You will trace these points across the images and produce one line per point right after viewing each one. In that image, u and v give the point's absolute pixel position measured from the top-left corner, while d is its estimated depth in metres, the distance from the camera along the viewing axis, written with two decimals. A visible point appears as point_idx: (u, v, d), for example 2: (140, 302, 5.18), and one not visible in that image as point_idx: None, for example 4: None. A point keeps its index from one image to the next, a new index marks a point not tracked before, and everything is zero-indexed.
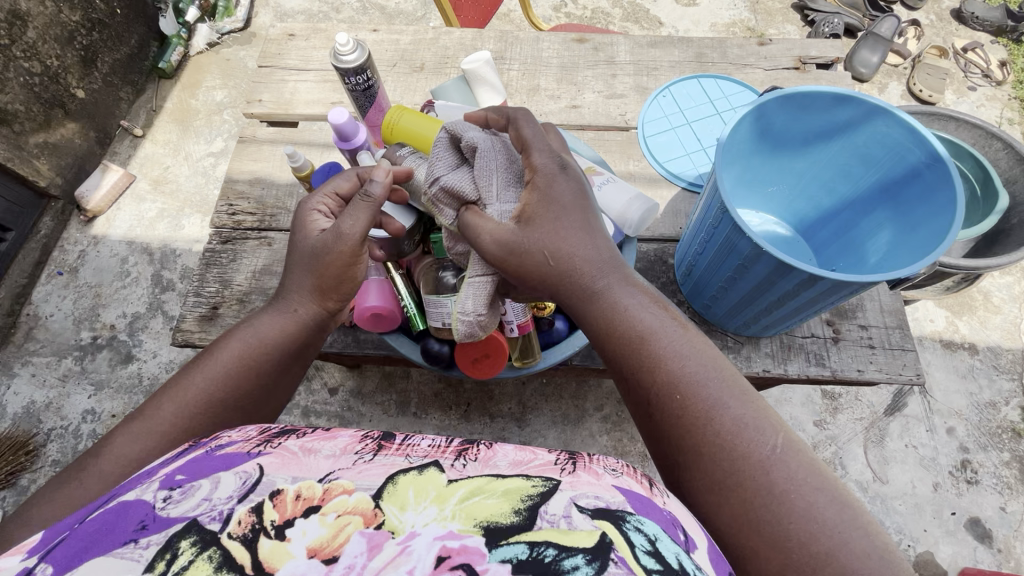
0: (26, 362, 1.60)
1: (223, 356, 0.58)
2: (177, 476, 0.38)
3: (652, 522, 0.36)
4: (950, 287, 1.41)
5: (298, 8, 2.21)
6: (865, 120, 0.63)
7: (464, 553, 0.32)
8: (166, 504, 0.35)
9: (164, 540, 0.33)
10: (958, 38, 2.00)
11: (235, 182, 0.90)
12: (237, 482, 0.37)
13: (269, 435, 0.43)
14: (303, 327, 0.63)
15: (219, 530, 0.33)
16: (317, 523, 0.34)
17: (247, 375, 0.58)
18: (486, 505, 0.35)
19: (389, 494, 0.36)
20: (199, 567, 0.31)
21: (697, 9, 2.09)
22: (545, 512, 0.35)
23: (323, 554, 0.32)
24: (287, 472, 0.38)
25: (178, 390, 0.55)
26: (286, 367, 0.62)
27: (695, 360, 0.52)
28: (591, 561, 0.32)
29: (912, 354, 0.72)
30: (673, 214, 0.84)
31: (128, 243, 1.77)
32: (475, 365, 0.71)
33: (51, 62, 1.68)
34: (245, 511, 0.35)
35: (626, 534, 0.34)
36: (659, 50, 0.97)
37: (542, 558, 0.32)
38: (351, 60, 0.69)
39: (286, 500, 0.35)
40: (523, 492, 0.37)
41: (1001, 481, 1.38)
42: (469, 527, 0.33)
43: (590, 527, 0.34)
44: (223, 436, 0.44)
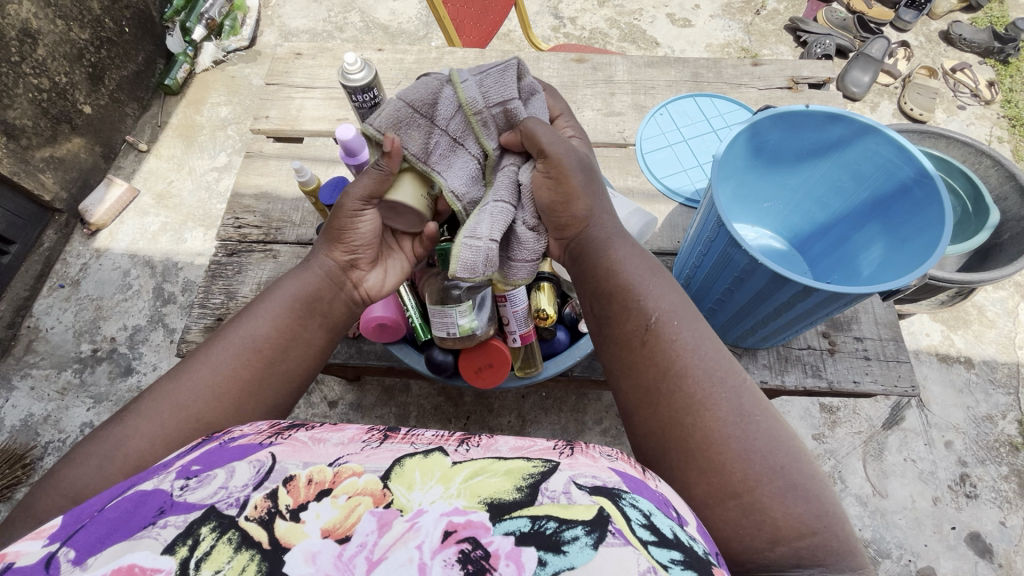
0: (25, 375, 1.60)
1: (251, 314, 0.59)
2: (193, 467, 0.40)
3: (646, 499, 0.38)
4: (945, 301, 1.43)
5: (303, 27, 2.26)
6: (857, 138, 0.66)
7: (470, 527, 0.34)
8: (184, 491, 0.37)
9: (186, 525, 0.34)
10: (947, 58, 2.05)
11: (241, 196, 0.92)
12: (251, 470, 0.38)
13: (278, 428, 0.45)
14: (321, 283, 0.63)
15: (237, 514, 0.35)
16: (329, 506, 0.36)
17: (269, 331, 0.58)
18: (490, 483, 0.37)
19: (398, 474, 0.38)
20: (220, 551, 0.33)
21: (691, 30, 2.14)
22: (546, 488, 0.37)
23: (336, 534, 0.34)
24: (298, 459, 0.40)
25: (208, 347, 0.57)
26: (309, 325, 0.61)
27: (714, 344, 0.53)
28: (590, 532, 0.34)
29: (906, 365, 0.74)
30: (671, 228, 0.85)
31: (130, 256, 1.78)
32: (480, 374, 0.71)
33: (59, 78, 1.71)
34: (261, 497, 0.36)
35: (623, 509, 0.36)
36: (656, 70, 1.00)
37: (543, 531, 0.34)
38: (359, 78, 0.72)
39: (299, 485, 0.37)
40: (524, 471, 0.39)
41: (1000, 495, 1.38)
42: (474, 503, 0.35)
43: (587, 502, 0.36)
44: (235, 430, 0.45)
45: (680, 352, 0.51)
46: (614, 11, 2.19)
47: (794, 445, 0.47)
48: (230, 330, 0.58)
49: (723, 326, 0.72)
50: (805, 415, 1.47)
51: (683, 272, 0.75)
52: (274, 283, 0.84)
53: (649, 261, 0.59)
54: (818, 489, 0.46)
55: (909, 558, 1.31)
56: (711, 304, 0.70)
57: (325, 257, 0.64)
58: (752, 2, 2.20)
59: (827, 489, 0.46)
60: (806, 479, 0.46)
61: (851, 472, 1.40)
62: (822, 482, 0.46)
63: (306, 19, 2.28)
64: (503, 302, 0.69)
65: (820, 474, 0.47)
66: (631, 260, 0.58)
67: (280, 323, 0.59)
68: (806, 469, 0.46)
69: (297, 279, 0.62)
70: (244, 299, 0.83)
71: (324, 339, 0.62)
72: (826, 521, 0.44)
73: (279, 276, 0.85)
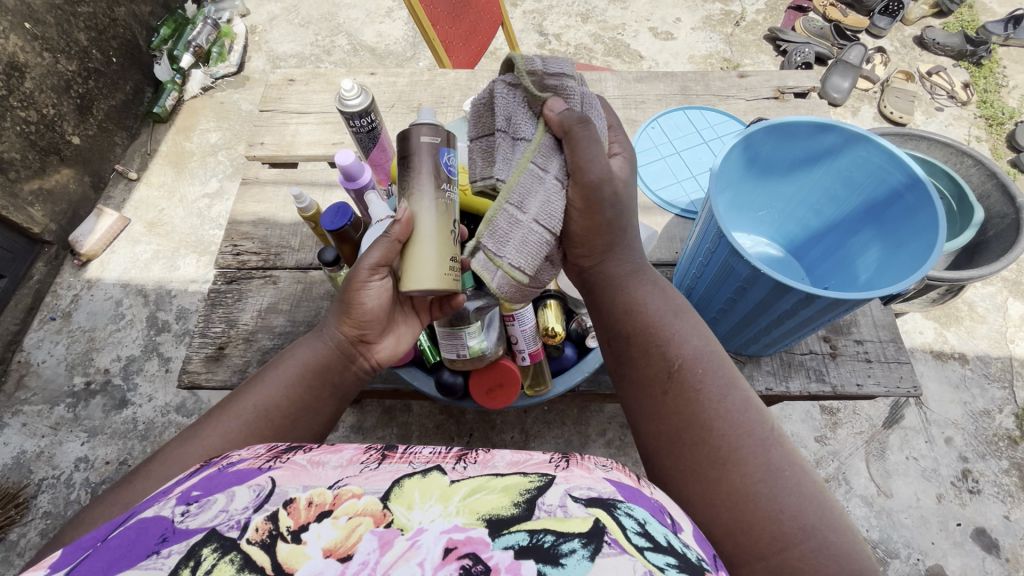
0: (16, 412, 1.56)
1: (263, 387, 0.60)
2: (193, 492, 0.40)
3: (640, 508, 0.39)
4: (936, 300, 1.46)
5: (291, 51, 2.28)
6: (847, 146, 0.67)
7: (470, 543, 0.34)
8: (185, 517, 0.37)
9: (186, 549, 0.34)
10: (922, 62, 2.11)
11: (239, 223, 0.92)
12: (251, 494, 0.39)
13: (277, 451, 0.46)
14: (332, 355, 0.64)
15: (238, 536, 0.35)
16: (329, 526, 0.35)
17: (283, 399, 0.60)
18: (488, 500, 0.37)
19: (397, 495, 0.38)
20: (222, 568, 0.33)
21: (674, 42, 2.19)
22: (543, 502, 0.37)
23: (338, 553, 0.33)
24: (298, 483, 0.40)
25: (222, 411, 0.57)
26: (320, 394, 0.63)
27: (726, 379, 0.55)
28: (587, 544, 0.34)
29: (907, 366, 0.75)
30: (669, 240, 0.86)
31: (122, 285, 1.76)
32: (489, 395, 0.71)
33: (47, 110, 1.70)
34: (262, 518, 0.36)
35: (618, 520, 0.37)
36: (645, 85, 1.02)
37: (542, 544, 0.34)
38: (356, 104, 0.72)
39: (299, 508, 0.37)
40: (520, 487, 0.39)
41: (1002, 489, 1.39)
42: (472, 520, 0.35)
43: (583, 514, 0.36)
44: (233, 455, 0.46)
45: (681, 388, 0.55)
46: (597, 26, 2.23)
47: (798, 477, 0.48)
48: (244, 396, 0.59)
49: (727, 337, 0.73)
50: (806, 418, 1.48)
51: (684, 283, 0.76)
52: (274, 310, 0.84)
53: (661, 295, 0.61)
54: (828, 527, 0.46)
55: (917, 557, 1.32)
56: (713, 313, 0.71)
57: (336, 329, 0.64)
58: (731, 14, 2.25)
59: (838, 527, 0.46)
60: (812, 520, 0.46)
61: (854, 473, 1.41)
62: (832, 520, 0.46)
63: (294, 44, 2.30)
64: (511, 322, 0.69)
65: (829, 508, 0.47)
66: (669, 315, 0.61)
67: (293, 393, 0.61)
68: (812, 505, 0.47)
69: (310, 348, 0.64)
70: (245, 327, 0.83)
71: (329, 408, 0.64)
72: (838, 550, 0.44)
73: (280, 303, 0.85)
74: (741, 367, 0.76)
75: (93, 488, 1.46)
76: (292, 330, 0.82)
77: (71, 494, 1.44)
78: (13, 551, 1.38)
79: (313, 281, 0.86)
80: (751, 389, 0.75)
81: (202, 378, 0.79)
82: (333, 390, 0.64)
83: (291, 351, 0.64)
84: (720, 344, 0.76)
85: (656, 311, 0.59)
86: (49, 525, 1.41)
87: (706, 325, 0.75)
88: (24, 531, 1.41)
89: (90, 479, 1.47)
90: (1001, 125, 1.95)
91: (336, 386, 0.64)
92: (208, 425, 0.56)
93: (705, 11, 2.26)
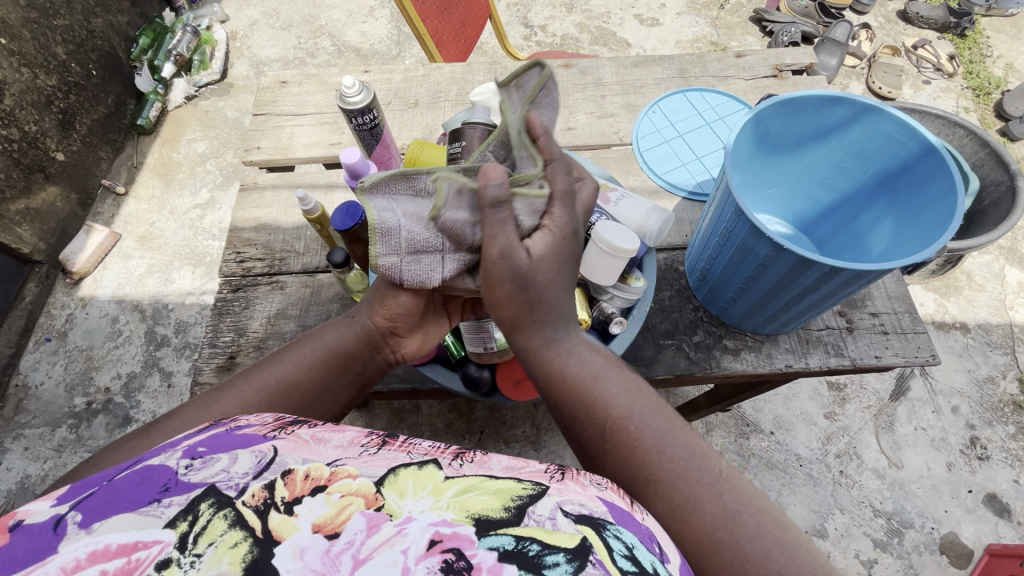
0: (18, 436, 1.54)
1: (286, 360, 0.60)
2: (199, 448, 0.39)
3: (630, 532, 0.38)
4: (936, 270, 1.47)
5: (274, 56, 2.25)
6: (857, 118, 0.67)
7: (455, 539, 0.33)
8: (188, 470, 0.36)
9: (186, 502, 0.33)
10: (907, 36, 2.12)
11: (240, 229, 0.90)
12: (253, 459, 0.37)
13: (283, 423, 0.45)
14: (357, 343, 0.62)
15: (235, 497, 0.34)
16: (322, 501, 0.35)
17: (304, 377, 0.59)
18: (480, 500, 0.36)
19: (392, 482, 0.37)
20: (215, 526, 0.32)
21: (661, 28, 2.18)
22: (533, 511, 0.36)
23: (326, 530, 0.33)
24: (299, 455, 0.39)
25: (246, 380, 0.57)
26: (338, 381, 0.62)
27: (676, 433, 0.49)
28: (571, 560, 0.33)
29: (925, 336, 0.75)
30: (678, 223, 0.86)
31: (117, 302, 1.73)
32: (517, 388, 0.71)
33: (29, 127, 1.67)
34: (259, 486, 0.35)
35: (606, 540, 0.35)
36: (643, 69, 1.01)
37: (526, 552, 0.33)
38: (358, 100, 0.71)
39: (296, 480, 0.36)
40: (513, 492, 0.38)
41: (1010, 454, 1.41)
42: (461, 518, 0.35)
43: (572, 530, 0.35)
44: (241, 418, 0.45)
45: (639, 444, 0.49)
46: (583, 16, 2.22)
47: (774, 528, 0.44)
48: (268, 368, 0.59)
49: (744, 316, 0.73)
50: (814, 395, 1.49)
51: (698, 265, 0.76)
52: (284, 315, 0.83)
53: (588, 348, 0.55)
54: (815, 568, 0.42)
55: (932, 525, 1.33)
56: (731, 293, 0.71)
57: (366, 318, 0.62)
58: None
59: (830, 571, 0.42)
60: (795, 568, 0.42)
61: (865, 447, 1.42)
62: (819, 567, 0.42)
63: (276, 48, 2.26)
64: None
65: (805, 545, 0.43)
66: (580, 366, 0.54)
67: (315, 374, 0.60)
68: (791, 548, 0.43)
69: (338, 333, 0.63)
70: (254, 334, 0.81)
71: (345, 394, 0.62)
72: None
73: (289, 308, 0.83)
74: (760, 346, 0.76)
75: None
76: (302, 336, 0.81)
77: None
78: None
79: (322, 284, 0.85)
80: (771, 368, 0.75)
81: (214, 389, 0.78)
82: (353, 376, 0.63)
83: (320, 331, 0.63)
84: (738, 324, 0.76)
85: (583, 371, 0.53)
86: None
87: (723, 306, 0.75)
88: None
89: None
90: (988, 94, 1.96)
91: (355, 375, 0.63)
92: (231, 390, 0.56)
93: None
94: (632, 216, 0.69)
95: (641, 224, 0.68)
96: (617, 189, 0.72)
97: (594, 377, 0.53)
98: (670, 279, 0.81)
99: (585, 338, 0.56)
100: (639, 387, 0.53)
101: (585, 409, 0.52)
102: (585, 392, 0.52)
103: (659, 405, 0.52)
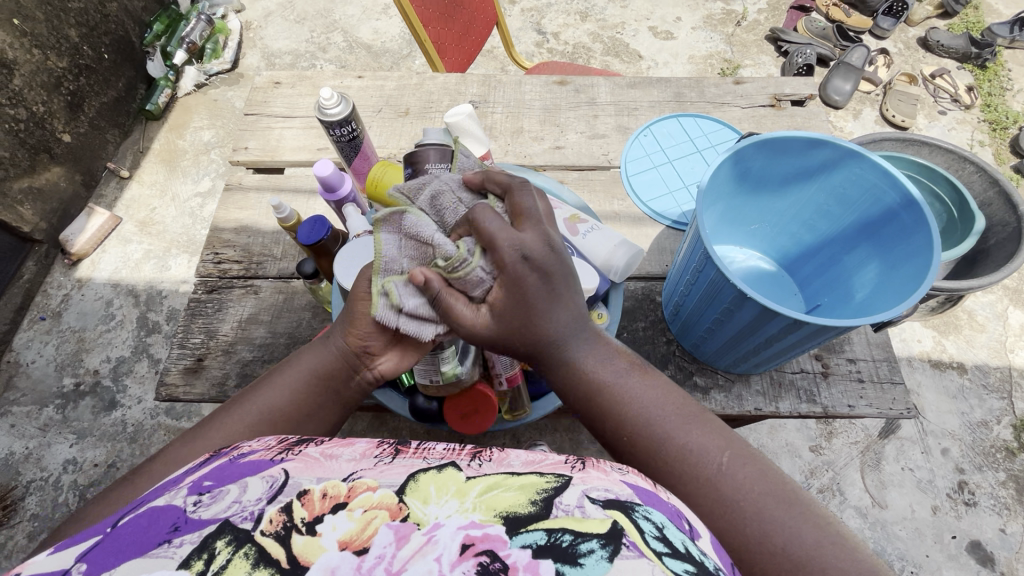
0: (5, 413, 1.56)
1: (267, 389, 0.59)
2: (205, 482, 0.38)
3: (659, 512, 0.37)
4: (935, 307, 1.44)
5: (286, 48, 2.25)
6: (842, 161, 0.65)
7: (487, 540, 0.33)
8: (196, 507, 0.36)
9: (199, 540, 0.33)
10: (926, 64, 2.08)
11: (221, 230, 0.90)
12: (264, 486, 0.37)
13: (288, 444, 0.44)
14: (335, 363, 0.61)
15: (252, 529, 0.34)
16: (345, 518, 0.35)
17: (287, 405, 0.59)
18: (506, 497, 0.36)
19: (412, 489, 0.37)
20: (236, 564, 0.32)
21: (674, 42, 2.16)
22: (560, 502, 0.36)
23: (353, 546, 0.33)
24: (311, 475, 0.39)
25: (228, 412, 0.57)
26: (323, 402, 0.61)
27: (703, 435, 0.52)
28: (605, 546, 0.33)
29: (901, 388, 0.73)
30: (660, 252, 0.85)
31: (113, 285, 1.74)
32: (463, 420, 0.68)
33: (37, 108, 1.68)
34: (276, 510, 0.35)
35: (635, 522, 0.35)
36: (639, 91, 1.00)
37: (559, 544, 0.34)
38: (336, 112, 0.70)
39: (313, 499, 0.36)
40: (537, 486, 0.38)
41: (999, 502, 1.38)
42: (490, 517, 0.35)
43: (601, 516, 0.35)
44: (244, 445, 0.44)
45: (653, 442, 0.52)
46: (596, 25, 2.20)
47: (788, 511, 0.47)
48: (251, 398, 0.59)
49: (716, 354, 0.71)
50: (801, 427, 1.46)
51: (673, 297, 0.74)
52: (255, 321, 0.82)
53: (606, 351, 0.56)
54: (832, 543, 0.45)
55: (911, 569, 1.30)
56: (702, 331, 0.69)
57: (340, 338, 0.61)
58: (732, 13, 2.21)
59: (848, 551, 0.44)
60: (813, 549, 0.44)
61: (849, 484, 1.39)
62: (836, 549, 0.44)
63: (288, 40, 2.27)
64: None
65: (818, 520, 0.47)
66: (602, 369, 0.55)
67: (297, 397, 0.60)
68: (808, 535, 0.45)
69: (315, 355, 0.62)
70: (224, 338, 0.81)
71: (332, 415, 0.62)
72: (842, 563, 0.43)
73: (261, 313, 0.83)
74: (731, 386, 0.74)
75: (81, 491, 1.45)
76: (273, 342, 0.81)
77: (59, 497, 1.43)
78: None
79: (295, 291, 0.85)
80: (740, 409, 0.73)
81: (180, 390, 0.78)
82: (339, 397, 0.62)
83: (297, 356, 0.62)
84: (709, 362, 0.74)
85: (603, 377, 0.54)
86: (37, 528, 1.41)
87: (694, 343, 0.73)
88: (11, 533, 1.41)
89: (78, 481, 1.46)
90: (1005, 129, 1.92)
91: (340, 394, 0.62)
92: (213, 427, 0.56)
93: (706, 10, 2.23)
94: (598, 249, 0.68)
95: (607, 259, 0.67)
96: (588, 220, 0.71)
97: (613, 387, 0.54)
98: (646, 309, 0.80)
99: (604, 344, 0.56)
100: (663, 396, 0.55)
101: (609, 420, 0.54)
102: (606, 398, 0.54)
103: (683, 411, 0.54)
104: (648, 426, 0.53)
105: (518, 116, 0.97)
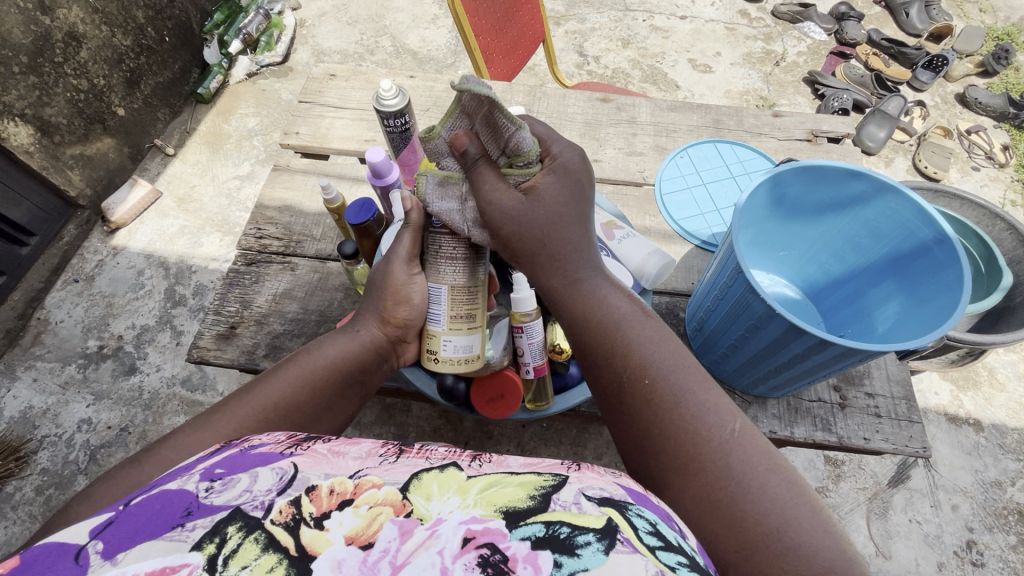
0: (29, 366, 1.61)
1: (286, 375, 0.60)
2: (216, 470, 0.40)
3: (650, 511, 0.38)
4: (955, 361, 1.42)
5: (336, 48, 2.34)
6: (877, 195, 0.67)
7: (487, 534, 0.34)
8: (209, 493, 0.37)
9: (212, 525, 0.34)
10: (963, 120, 2.09)
11: (265, 207, 0.94)
12: (275, 476, 0.38)
13: (297, 440, 0.46)
14: (365, 354, 0.65)
15: (263, 516, 0.34)
16: (351, 514, 0.35)
17: (303, 398, 0.59)
18: (506, 493, 0.37)
19: (416, 487, 0.38)
20: (246, 549, 0.32)
21: (712, 76, 2.20)
22: (557, 498, 0.37)
23: (359, 541, 0.33)
24: (320, 470, 0.40)
25: (241, 401, 0.57)
26: (347, 395, 0.63)
27: (698, 390, 0.52)
28: (601, 539, 0.34)
29: (918, 426, 0.73)
30: (686, 269, 0.87)
31: (146, 256, 1.80)
32: (490, 404, 0.71)
33: (98, 80, 1.76)
34: (285, 502, 0.36)
35: (629, 519, 0.36)
36: (678, 114, 1.03)
37: (557, 535, 0.34)
38: (392, 104, 0.74)
39: (321, 495, 0.37)
40: (536, 483, 0.39)
41: (1007, 565, 1.34)
42: (490, 513, 0.35)
43: (598, 512, 0.36)
44: (254, 438, 0.46)
45: (667, 401, 0.52)
46: (637, 53, 2.25)
47: (791, 498, 0.46)
48: (267, 386, 0.59)
49: (737, 371, 0.72)
50: (809, 467, 1.44)
51: (697, 314, 0.75)
52: (289, 296, 0.85)
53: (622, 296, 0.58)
54: (799, 520, 0.45)
55: None
56: (723, 348, 0.71)
57: (376, 326, 0.65)
58: (772, 53, 2.25)
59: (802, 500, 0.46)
60: (788, 521, 0.45)
61: (853, 529, 1.36)
62: (789, 491, 0.46)
63: (339, 40, 2.36)
64: (519, 332, 0.69)
65: (823, 523, 0.45)
66: (643, 348, 0.55)
67: (316, 388, 0.60)
68: (806, 519, 0.45)
69: (343, 346, 0.64)
70: (258, 309, 0.84)
71: (354, 405, 0.65)
72: (803, 541, 0.44)
73: (296, 290, 0.86)
74: (746, 407, 0.75)
75: (92, 451, 1.48)
76: (303, 317, 0.84)
77: (70, 454, 1.47)
78: (7, 503, 1.41)
79: (330, 272, 0.88)
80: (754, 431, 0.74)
81: (211, 354, 0.81)
82: (358, 388, 0.65)
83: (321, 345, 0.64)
84: (728, 380, 0.75)
85: (614, 319, 0.56)
86: (45, 482, 1.44)
87: (714, 359, 0.74)
88: (21, 484, 1.44)
89: (91, 441, 1.50)
90: None
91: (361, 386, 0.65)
92: (227, 410, 0.56)
93: (746, 48, 2.27)
94: (631, 257, 0.71)
95: (640, 265, 0.70)
96: (623, 227, 0.74)
97: (623, 324, 0.56)
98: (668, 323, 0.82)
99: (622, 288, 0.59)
100: (673, 348, 0.55)
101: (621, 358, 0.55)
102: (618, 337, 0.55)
103: (686, 367, 0.54)
104: (646, 373, 0.53)
105: (559, 127, 1.00)
